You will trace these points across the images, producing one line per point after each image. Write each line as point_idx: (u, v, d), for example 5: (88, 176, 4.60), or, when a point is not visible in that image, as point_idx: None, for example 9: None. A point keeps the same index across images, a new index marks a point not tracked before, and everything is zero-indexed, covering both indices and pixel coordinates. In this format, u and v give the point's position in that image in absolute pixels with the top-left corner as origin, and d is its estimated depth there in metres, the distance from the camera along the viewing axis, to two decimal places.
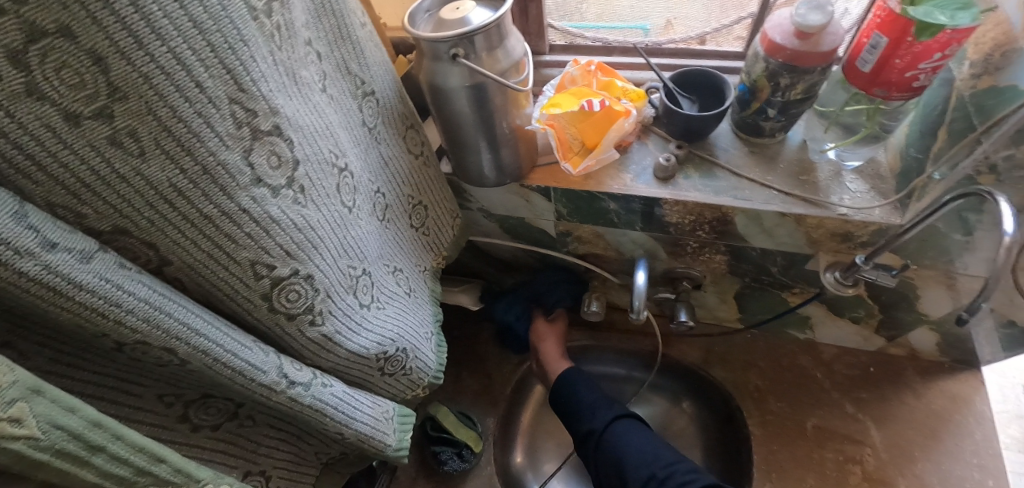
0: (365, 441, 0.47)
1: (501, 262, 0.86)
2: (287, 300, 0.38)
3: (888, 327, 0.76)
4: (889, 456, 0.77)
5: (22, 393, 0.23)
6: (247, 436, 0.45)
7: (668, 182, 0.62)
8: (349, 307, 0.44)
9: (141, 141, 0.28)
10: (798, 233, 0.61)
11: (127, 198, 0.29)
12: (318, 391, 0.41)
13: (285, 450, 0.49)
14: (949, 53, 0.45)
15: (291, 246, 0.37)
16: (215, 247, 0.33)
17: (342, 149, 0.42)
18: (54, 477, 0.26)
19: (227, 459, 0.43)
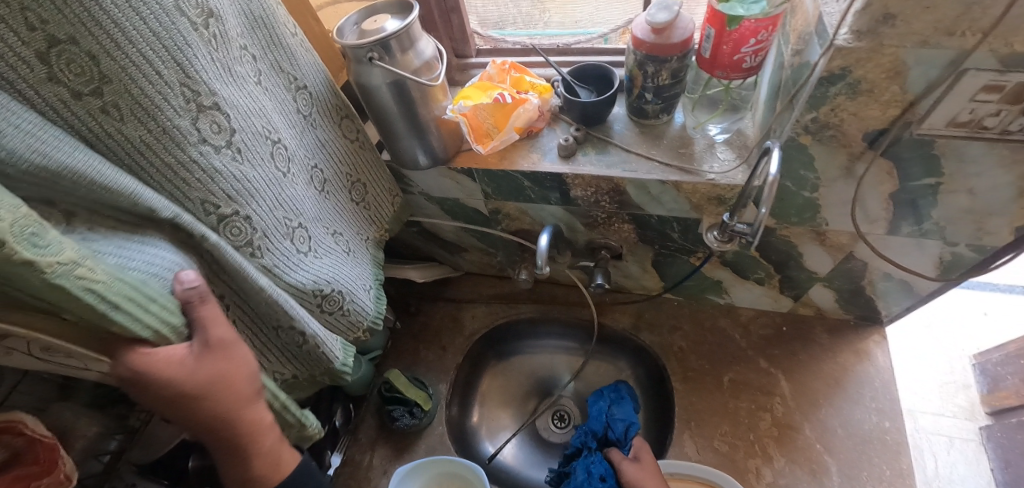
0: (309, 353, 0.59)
1: (450, 244, 0.97)
2: (232, 233, 0.50)
3: (789, 287, 0.86)
4: (796, 404, 0.85)
5: (81, 249, 0.36)
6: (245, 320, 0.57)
7: (570, 159, 0.73)
8: (286, 250, 0.55)
9: (121, 110, 0.40)
10: (681, 199, 0.71)
11: (114, 149, 0.41)
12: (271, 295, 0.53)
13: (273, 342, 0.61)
14: (762, 39, 0.56)
15: (231, 194, 0.48)
16: (175, 189, 0.45)
17: (277, 127, 0.54)
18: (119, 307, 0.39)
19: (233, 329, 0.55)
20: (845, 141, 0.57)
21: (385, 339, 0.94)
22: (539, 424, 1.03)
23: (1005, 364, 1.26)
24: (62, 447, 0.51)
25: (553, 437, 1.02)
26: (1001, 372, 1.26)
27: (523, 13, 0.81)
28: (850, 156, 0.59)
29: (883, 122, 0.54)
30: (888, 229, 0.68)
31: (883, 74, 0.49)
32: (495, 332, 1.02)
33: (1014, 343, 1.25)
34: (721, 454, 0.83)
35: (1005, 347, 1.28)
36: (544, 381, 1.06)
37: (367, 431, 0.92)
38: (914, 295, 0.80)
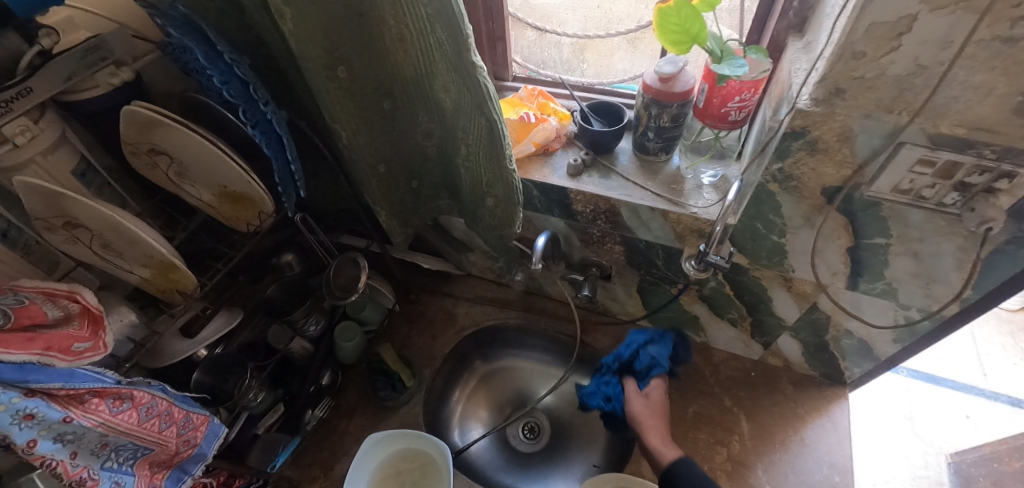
0: (482, 220, 0.80)
1: (456, 243, 1.05)
2: (427, 127, 0.72)
3: (760, 332, 0.93)
4: (753, 444, 0.90)
5: (462, 95, 0.61)
6: (477, 183, 0.73)
7: (576, 178, 0.83)
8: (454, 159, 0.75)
9: (371, 20, 0.57)
10: (667, 227, 0.80)
11: (350, 52, 0.61)
12: (468, 170, 0.72)
13: (488, 204, 0.75)
14: (746, 97, 0.67)
15: (425, 105, 0.68)
16: (382, 81, 0.66)
17: (540, 28, 0.91)
18: (490, 160, 0.67)
19: (472, 170, 0.71)
20: (807, 192, 0.67)
21: (383, 316, 1.01)
22: (508, 431, 1.10)
23: (978, 465, 1.24)
24: (104, 322, 0.60)
25: (519, 445, 1.08)
26: (974, 474, 1.23)
27: (564, 58, 0.94)
28: (813, 207, 0.68)
29: (838, 180, 0.64)
30: (848, 282, 0.76)
31: (836, 137, 0.60)
32: (483, 334, 1.09)
33: (989, 446, 1.26)
34: None
35: (982, 448, 1.28)
36: (521, 391, 1.13)
37: (348, 399, 0.98)
38: (872, 358, 0.87)
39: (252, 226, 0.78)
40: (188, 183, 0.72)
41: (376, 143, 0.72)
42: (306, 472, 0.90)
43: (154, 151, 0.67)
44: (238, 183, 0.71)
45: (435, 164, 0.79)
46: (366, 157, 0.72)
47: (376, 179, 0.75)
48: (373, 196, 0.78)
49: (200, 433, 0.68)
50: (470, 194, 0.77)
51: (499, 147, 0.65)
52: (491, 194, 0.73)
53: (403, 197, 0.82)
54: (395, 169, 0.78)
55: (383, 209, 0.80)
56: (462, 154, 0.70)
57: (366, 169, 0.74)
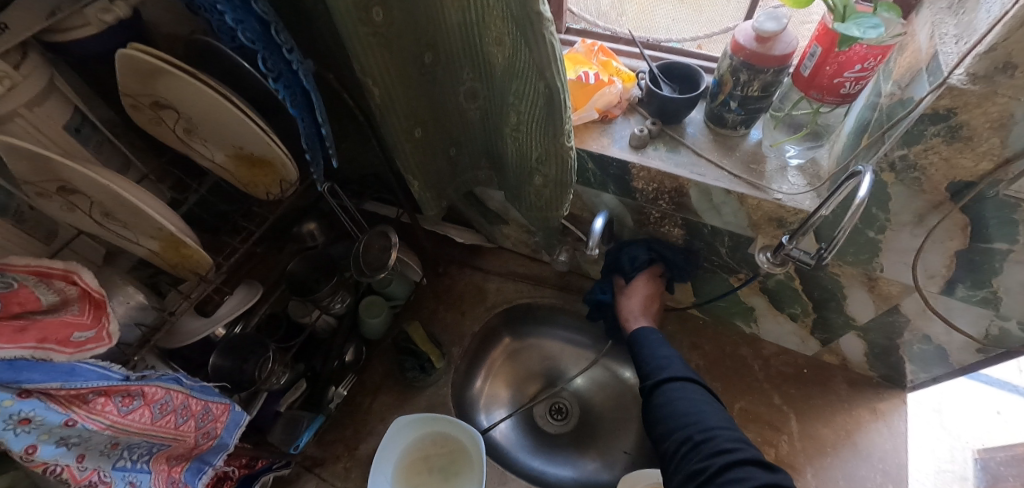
0: (525, 198, 0.69)
1: (491, 214, 0.96)
2: (473, 87, 0.60)
3: (822, 329, 0.85)
4: (802, 445, 0.84)
5: (519, 57, 0.48)
6: (523, 158, 0.61)
7: (639, 151, 0.73)
8: (499, 127, 0.63)
9: None
10: (741, 213, 0.70)
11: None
12: (513, 145, 0.60)
13: (534, 182, 0.64)
14: (868, 67, 0.56)
15: (473, 62, 0.56)
16: (426, 29, 0.54)
17: None
18: (543, 135, 0.55)
19: (519, 147, 0.59)
20: (928, 185, 0.56)
21: (410, 291, 0.95)
22: (535, 411, 1.05)
23: (1009, 464, 1.10)
24: (108, 307, 0.51)
25: (545, 426, 1.03)
26: (1003, 473, 1.09)
27: (603, 9, 0.83)
28: (929, 203, 0.58)
29: (972, 174, 0.53)
30: (944, 288, 0.66)
31: (987, 123, 0.49)
32: (515, 311, 1.02)
33: (1022, 445, 1.12)
34: None
35: (1013, 448, 1.14)
36: (552, 371, 1.07)
37: (373, 376, 0.93)
38: (945, 365, 0.78)
39: (272, 193, 0.69)
40: (198, 141, 0.64)
41: (411, 103, 0.61)
42: (329, 450, 0.85)
43: (159, 105, 0.58)
44: (255, 146, 0.61)
45: (477, 130, 0.68)
46: (401, 120, 0.61)
47: (411, 145, 0.64)
48: (406, 165, 0.67)
49: (220, 423, 0.61)
50: (514, 169, 0.65)
51: (558, 119, 0.52)
52: (537, 170, 0.61)
53: (437, 165, 0.72)
54: (431, 133, 0.67)
55: (416, 180, 0.69)
56: (509, 125, 0.57)
57: (401, 135, 0.62)
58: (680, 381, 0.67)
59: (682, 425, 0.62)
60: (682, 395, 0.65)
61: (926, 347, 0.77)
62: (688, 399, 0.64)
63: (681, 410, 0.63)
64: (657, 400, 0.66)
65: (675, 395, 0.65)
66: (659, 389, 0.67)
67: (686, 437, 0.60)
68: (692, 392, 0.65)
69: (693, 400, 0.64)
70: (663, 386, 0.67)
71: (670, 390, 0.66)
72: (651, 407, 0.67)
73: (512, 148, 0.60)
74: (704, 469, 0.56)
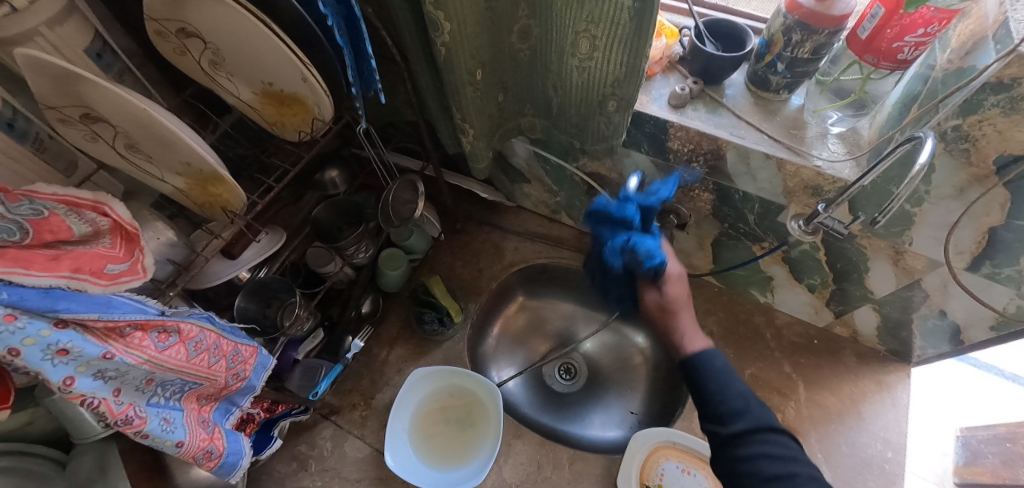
0: (588, 133, 0.68)
1: (514, 171, 0.94)
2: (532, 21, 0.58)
3: (838, 301, 0.86)
4: (809, 412, 0.87)
5: None
6: (598, 83, 0.59)
7: (678, 110, 0.71)
8: (556, 63, 0.60)
9: None
10: (777, 180, 0.70)
11: None
12: (584, 69, 0.57)
13: (608, 107, 0.61)
14: (931, 32, 0.54)
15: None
16: None
17: None
18: (629, 54, 0.53)
19: (598, 72, 0.57)
20: (976, 158, 0.56)
21: (427, 246, 0.94)
22: (544, 369, 1.06)
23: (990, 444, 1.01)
24: (140, 240, 0.50)
25: (555, 385, 1.05)
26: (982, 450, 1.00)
27: None
28: (972, 177, 0.58)
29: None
30: (970, 264, 0.66)
31: None
32: (531, 270, 1.02)
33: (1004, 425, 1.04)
34: None
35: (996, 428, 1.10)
36: (563, 332, 1.08)
37: (390, 328, 0.93)
38: (954, 341, 0.80)
39: (301, 134, 0.66)
40: (224, 74, 0.61)
41: (476, 42, 0.58)
42: (346, 399, 0.87)
43: (186, 33, 0.55)
44: (287, 81, 0.58)
45: (530, 71, 0.66)
46: (467, 61, 0.59)
47: (473, 89, 0.63)
48: (463, 110, 0.65)
49: (249, 366, 0.61)
50: (579, 102, 0.63)
51: (647, 30, 0.50)
52: (615, 95, 0.59)
53: (489, 111, 0.70)
54: (488, 77, 0.65)
55: (473, 127, 0.68)
56: (579, 53, 0.56)
57: (466, 78, 0.61)
58: (767, 430, 0.54)
59: None
60: (769, 452, 0.52)
61: (942, 321, 0.78)
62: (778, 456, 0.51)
63: (767, 473, 0.51)
64: (737, 453, 0.53)
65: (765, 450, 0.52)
66: (737, 441, 0.54)
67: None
68: (780, 446, 0.52)
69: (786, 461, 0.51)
70: (743, 438, 0.54)
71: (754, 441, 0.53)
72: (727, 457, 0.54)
73: (586, 76, 0.58)
74: None
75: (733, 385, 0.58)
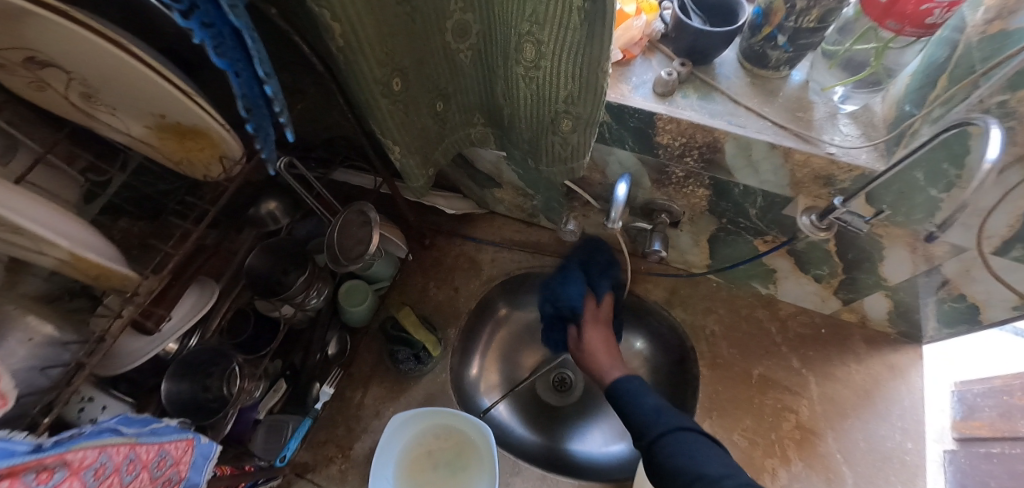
0: (540, 152, 0.59)
1: (483, 176, 0.83)
2: (467, 17, 0.48)
3: (846, 289, 0.79)
4: (822, 409, 0.81)
5: None
6: (545, 98, 0.50)
7: (666, 99, 0.61)
8: (502, 67, 0.51)
9: None
10: (783, 171, 0.61)
11: None
12: (528, 78, 0.49)
13: (564, 126, 0.52)
14: None
15: None
16: None
17: None
18: (581, 68, 0.44)
19: (546, 86, 0.48)
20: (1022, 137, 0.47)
21: (393, 270, 0.85)
22: (537, 383, 0.98)
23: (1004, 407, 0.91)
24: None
25: (549, 399, 0.97)
26: None
27: None
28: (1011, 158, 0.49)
29: None
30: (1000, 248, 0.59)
31: None
32: (512, 281, 0.92)
33: None
34: (740, 449, 0.78)
35: None
36: (552, 340, 1.00)
37: (362, 365, 0.83)
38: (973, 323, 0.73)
39: (209, 175, 0.54)
40: (104, 109, 0.48)
41: (386, 42, 0.46)
42: (321, 452, 0.77)
43: (36, 62, 0.42)
44: (181, 115, 0.46)
45: (472, 75, 0.56)
46: (374, 66, 0.46)
47: (390, 101, 0.51)
48: (383, 126, 0.53)
49: (184, 465, 0.50)
50: (528, 117, 0.54)
51: (602, 42, 0.41)
52: (569, 113, 0.51)
53: (424, 125, 0.58)
54: (413, 87, 0.53)
55: (402, 144, 0.55)
56: (525, 60, 0.46)
57: (377, 89, 0.48)
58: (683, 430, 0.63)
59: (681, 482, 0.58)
60: (687, 449, 0.61)
61: (959, 305, 0.70)
62: (698, 454, 0.60)
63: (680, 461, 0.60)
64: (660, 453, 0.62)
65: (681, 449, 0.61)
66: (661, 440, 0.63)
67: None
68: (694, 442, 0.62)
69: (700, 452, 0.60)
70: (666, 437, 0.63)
71: (673, 442, 0.62)
72: (653, 459, 0.63)
73: (533, 88, 0.49)
74: None
75: (658, 413, 0.67)
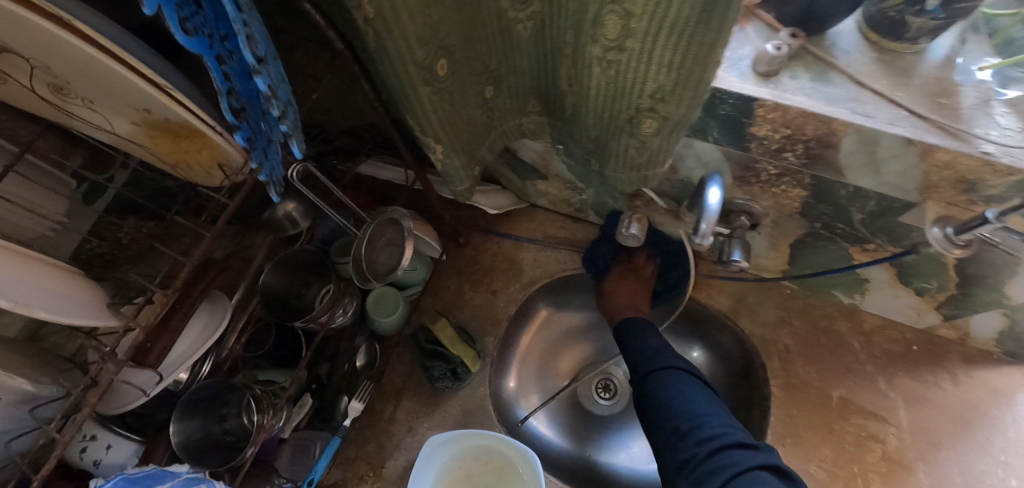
0: (606, 153, 0.48)
1: (526, 167, 0.73)
2: None
3: (952, 305, 0.67)
4: (913, 439, 0.70)
5: None
6: (626, 91, 0.38)
7: (769, 80, 0.48)
8: (570, 44, 0.38)
9: None
10: (913, 172, 0.48)
11: None
12: (604, 66, 0.36)
13: (645, 127, 0.41)
14: None
15: None
16: None
17: None
18: (685, 53, 0.32)
19: (629, 77, 0.36)
20: None
21: (427, 272, 0.76)
22: (579, 390, 0.88)
23: None
24: None
25: (593, 407, 0.87)
26: None
27: None
28: None
29: None
30: None
31: None
32: (555, 283, 0.83)
33: None
34: (817, 482, 0.68)
35: None
36: (598, 345, 0.90)
37: (392, 376, 0.76)
38: None
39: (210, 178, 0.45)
40: (80, 102, 0.39)
41: (432, 13, 0.35)
42: (351, 469, 0.70)
43: None
44: (171, 112, 0.36)
45: (529, 51, 0.44)
46: (417, 46, 0.36)
47: (432, 90, 0.40)
48: (422, 120, 0.43)
49: None
50: (597, 112, 0.43)
51: (723, 18, 0.29)
52: (654, 112, 0.39)
53: (470, 115, 0.48)
54: (456, 71, 0.42)
55: (444, 141, 0.46)
56: (604, 41, 0.34)
57: (416, 74, 0.38)
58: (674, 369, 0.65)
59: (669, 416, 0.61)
60: (677, 387, 0.62)
61: None
62: (686, 393, 0.61)
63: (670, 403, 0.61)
64: (648, 390, 0.64)
65: (669, 384, 0.63)
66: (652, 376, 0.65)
67: (677, 428, 0.59)
68: (683, 384, 0.63)
69: (692, 393, 0.61)
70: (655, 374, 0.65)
71: (659, 378, 0.64)
72: (643, 391, 0.65)
73: (611, 78, 0.37)
74: (692, 459, 0.56)
75: (653, 349, 0.68)
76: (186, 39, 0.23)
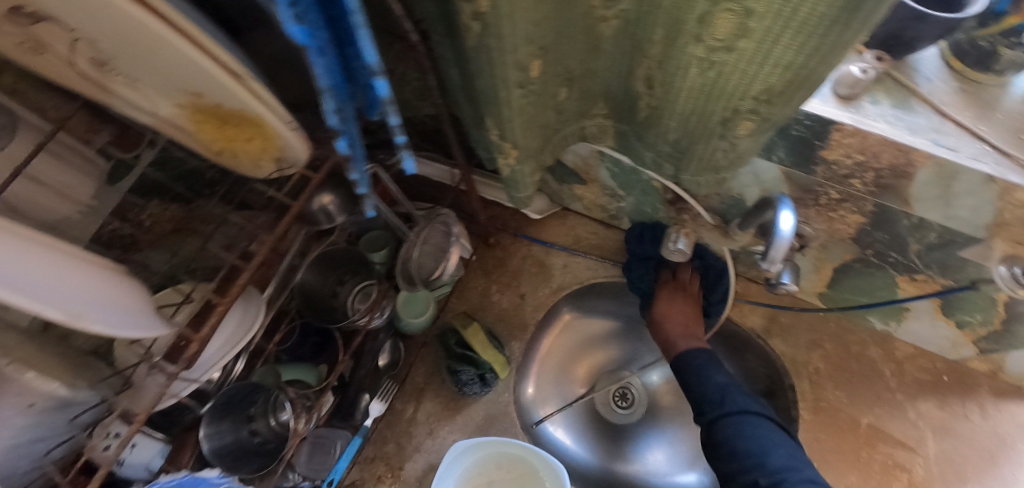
0: (682, 159, 0.46)
1: (569, 171, 0.71)
2: None
3: (991, 339, 0.66)
4: (939, 470, 0.69)
5: None
6: (723, 94, 0.35)
7: (850, 103, 0.47)
8: (660, 46, 0.36)
9: None
10: (988, 209, 0.47)
11: None
12: (707, 68, 0.34)
13: (741, 131, 0.39)
14: None
15: None
16: None
17: None
18: (811, 50, 0.30)
19: (734, 77, 0.33)
20: None
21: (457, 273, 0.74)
22: (596, 399, 0.87)
23: None
24: None
25: (609, 416, 0.86)
26: None
27: None
28: None
29: None
30: None
31: None
32: (581, 291, 0.81)
33: None
34: None
35: None
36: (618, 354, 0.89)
37: (415, 376, 0.74)
38: None
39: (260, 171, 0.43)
40: (122, 80, 0.36)
41: (541, 15, 0.32)
42: (370, 470, 0.68)
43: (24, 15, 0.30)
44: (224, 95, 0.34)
45: (610, 52, 0.42)
46: (521, 49, 0.33)
47: (524, 92, 0.38)
48: (507, 122, 0.41)
49: None
50: (681, 118, 0.40)
51: (867, 15, 0.27)
52: (754, 115, 0.37)
53: (546, 117, 0.46)
54: (546, 71, 0.39)
55: (519, 145, 0.44)
56: (714, 40, 0.31)
57: (513, 76, 0.36)
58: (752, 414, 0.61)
59: (743, 462, 0.56)
60: (751, 431, 0.59)
61: None
62: (766, 442, 0.57)
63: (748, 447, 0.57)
64: (721, 433, 0.60)
65: (747, 431, 0.59)
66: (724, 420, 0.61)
67: (756, 481, 0.55)
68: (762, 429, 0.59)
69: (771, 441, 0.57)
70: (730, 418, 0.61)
71: (737, 423, 0.60)
72: (713, 434, 0.61)
73: (711, 81, 0.35)
74: None
75: (726, 388, 0.64)
76: (294, 29, 0.21)
